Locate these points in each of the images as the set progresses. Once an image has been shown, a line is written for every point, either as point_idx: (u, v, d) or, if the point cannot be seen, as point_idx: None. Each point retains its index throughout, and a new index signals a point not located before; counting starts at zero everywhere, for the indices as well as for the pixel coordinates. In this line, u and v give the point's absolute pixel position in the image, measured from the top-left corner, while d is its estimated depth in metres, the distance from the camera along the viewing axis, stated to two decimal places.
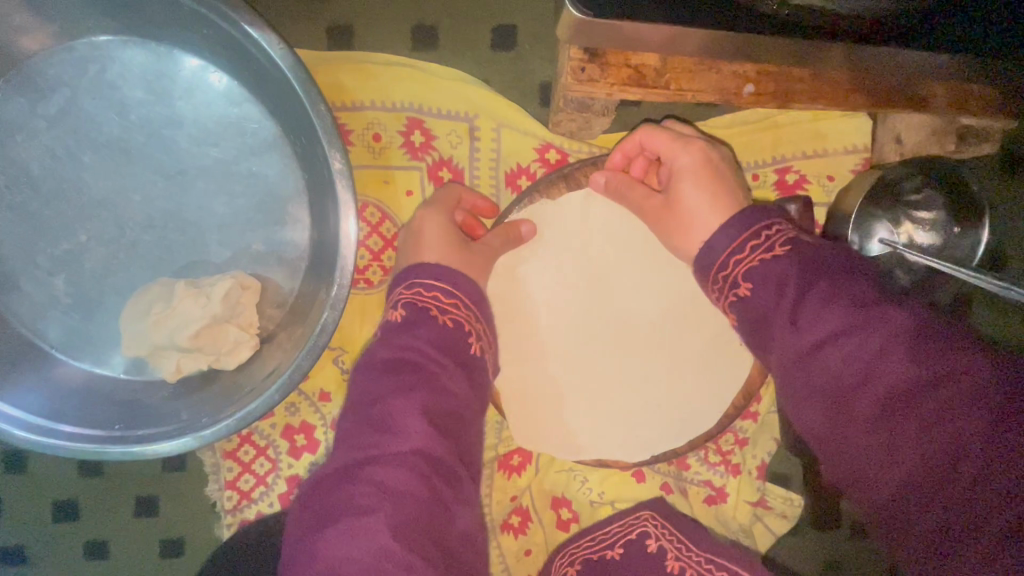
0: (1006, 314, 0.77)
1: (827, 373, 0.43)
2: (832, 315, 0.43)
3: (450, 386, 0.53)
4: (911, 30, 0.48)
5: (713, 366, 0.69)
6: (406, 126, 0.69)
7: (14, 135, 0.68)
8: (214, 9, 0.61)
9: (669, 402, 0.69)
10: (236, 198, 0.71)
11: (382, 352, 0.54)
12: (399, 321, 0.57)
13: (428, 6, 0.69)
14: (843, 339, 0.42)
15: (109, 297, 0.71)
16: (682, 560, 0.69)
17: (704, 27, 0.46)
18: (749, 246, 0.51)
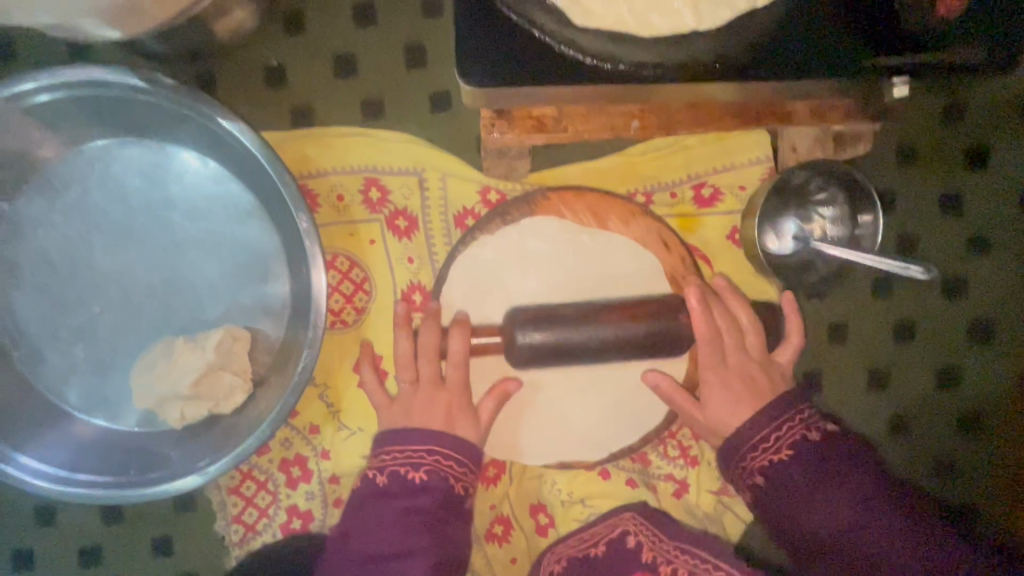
0: (927, 290, 0.85)
1: (824, 475, 0.63)
2: (860, 476, 0.63)
3: (456, 539, 0.67)
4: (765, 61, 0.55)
5: (653, 363, 0.77)
6: (364, 185, 0.81)
7: (35, 229, 0.80)
8: (195, 109, 0.73)
9: (617, 399, 0.77)
10: (224, 262, 0.82)
11: (391, 512, 0.65)
12: (416, 481, 0.67)
13: (373, 83, 0.82)
14: (847, 473, 0.63)
15: (120, 359, 0.81)
16: (656, 551, 0.72)
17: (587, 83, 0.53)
18: (761, 443, 0.66)
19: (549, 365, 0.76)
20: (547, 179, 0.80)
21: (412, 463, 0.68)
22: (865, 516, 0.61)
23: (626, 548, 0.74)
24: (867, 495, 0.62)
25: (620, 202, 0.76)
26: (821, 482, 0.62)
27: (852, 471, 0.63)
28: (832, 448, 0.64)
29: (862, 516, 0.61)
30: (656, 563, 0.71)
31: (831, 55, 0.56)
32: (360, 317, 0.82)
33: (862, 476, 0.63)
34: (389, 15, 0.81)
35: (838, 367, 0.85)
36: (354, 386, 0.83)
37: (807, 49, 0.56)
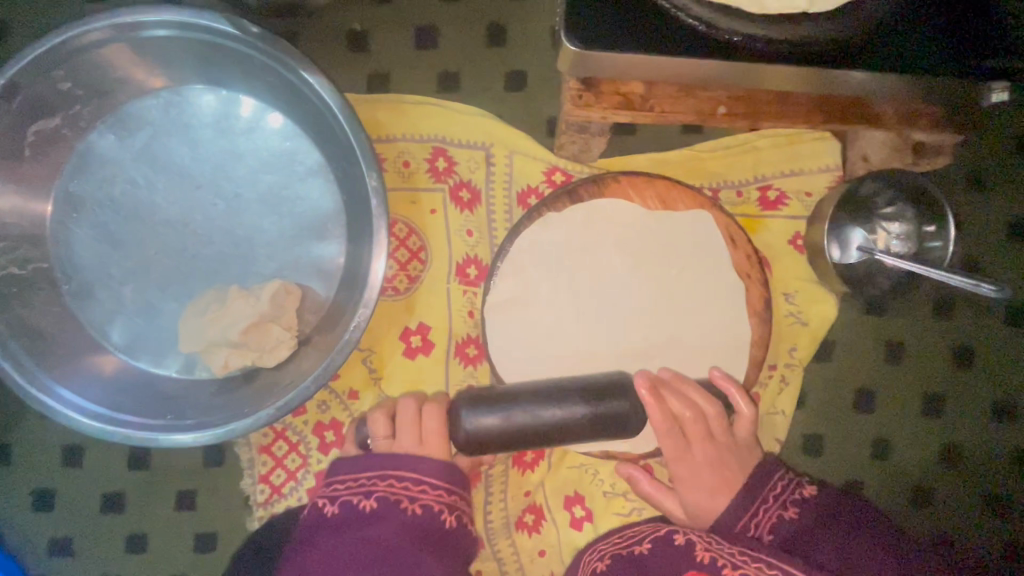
0: (991, 319, 0.83)
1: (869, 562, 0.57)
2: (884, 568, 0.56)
3: (426, 512, 0.63)
4: (862, 53, 0.55)
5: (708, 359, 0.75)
6: (431, 154, 0.81)
7: (104, 165, 0.81)
8: (279, 59, 0.74)
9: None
10: (284, 217, 0.82)
11: (368, 476, 0.64)
12: (366, 509, 0.62)
13: (452, 55, 0.82)
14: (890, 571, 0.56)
15: (169, 303, 0.81)
16: (712, 551, 0.59)
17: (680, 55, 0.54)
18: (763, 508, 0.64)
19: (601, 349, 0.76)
20: (616, 165, 0.80)
21: (368, 492, 0.63)
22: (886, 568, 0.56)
23: (673, 547, 0.62)
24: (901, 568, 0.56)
25: (691, 194, 0.75)
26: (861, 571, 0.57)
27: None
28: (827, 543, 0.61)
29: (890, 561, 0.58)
30: (713, 566, 0.58)
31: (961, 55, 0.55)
32: (413, 286, 0.82)
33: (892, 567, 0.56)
34: None
35: (892, 386, 0.84)
36: (398, 355, 0.81)
37: (910, 45, 0.55)
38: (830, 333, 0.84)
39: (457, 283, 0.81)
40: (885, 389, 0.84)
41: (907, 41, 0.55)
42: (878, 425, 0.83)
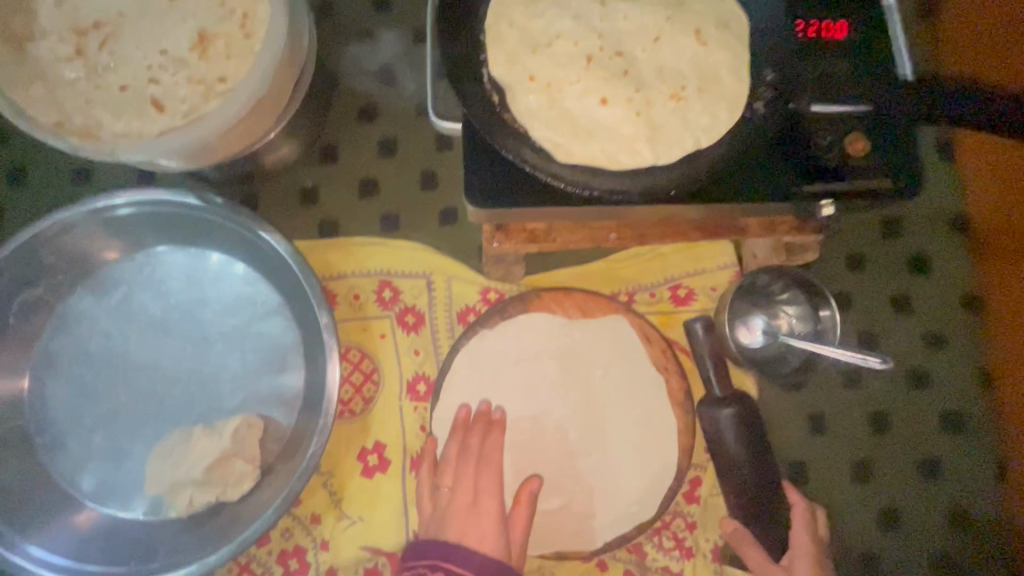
0: (897, 384, 0.91)
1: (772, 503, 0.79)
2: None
3: None
4: (708, 190, 0.67)
5: (643, 452, 0.82)
6: (378, 286, 0.91)
7: (81, 323, 0.89)
8: (239, 222, 0.86)
9: (612, 488, 0.81)
10: (247, 354, 0.90)
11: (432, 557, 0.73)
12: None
13: (391, 200, 0.95)
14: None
15: (137, 447, 0.86)
16: None
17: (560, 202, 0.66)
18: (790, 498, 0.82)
19: (545, 452, 0.82)
20: (541, 281, 0.91)
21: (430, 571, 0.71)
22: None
23: None
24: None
25: (606, 302, 0.86)
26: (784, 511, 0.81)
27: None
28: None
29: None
30: None
31: (777, 182, 0.69)
32: (368, 407, 0.88)
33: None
34: (409, 146, 0.96)
35: (823, 458, 0.89)
36: (357, 475, 0.86)
37: (746, 180, 0.68)
38: (756, 412, 0.91)
39: (408, 400, 0.88)
40: (818, 462, 0.89)
41: (742, 178, 0.68)
42: (816, 497, 0.88)
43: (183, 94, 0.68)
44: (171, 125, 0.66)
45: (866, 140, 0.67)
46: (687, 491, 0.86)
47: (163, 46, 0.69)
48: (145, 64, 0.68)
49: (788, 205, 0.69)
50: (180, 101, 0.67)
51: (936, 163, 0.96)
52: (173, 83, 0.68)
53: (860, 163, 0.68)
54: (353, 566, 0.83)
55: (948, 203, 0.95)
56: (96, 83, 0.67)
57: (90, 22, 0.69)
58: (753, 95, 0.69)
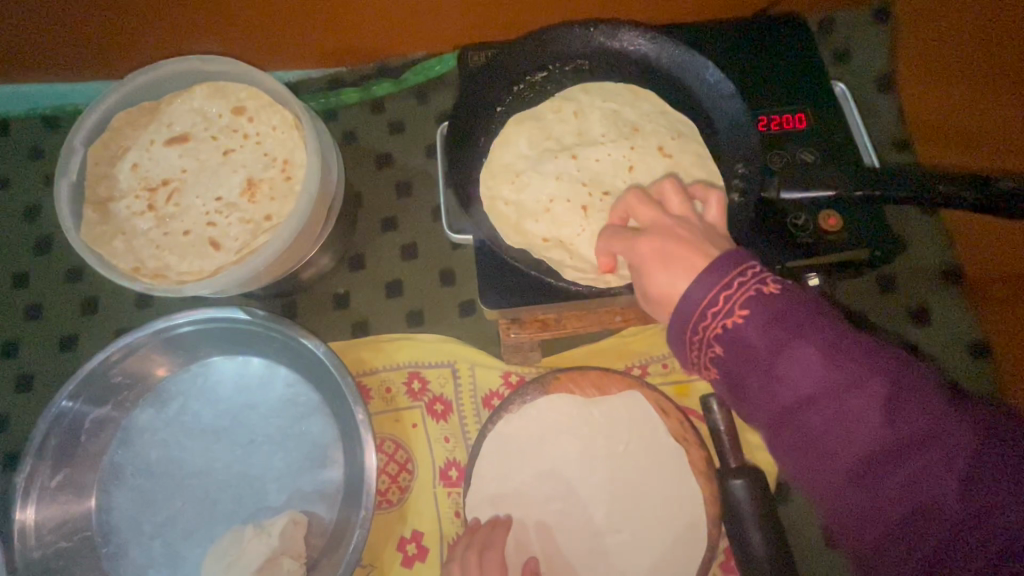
0: None
1: (899, 470, 0.46)
2: (829, 422, 0.48)
3: None
4: None
5: (671, 523, 0.84)
6: (408, 378, 0.99)
7: (142, 434, 0.98)
8: (282, 330, 0.96)
9: (646, 563, 0.83)
10: (290, 451, 0.97)
11: None
12: None
13: (415, 297, 1.05)
14: (853, 439, 0.47)
15: (192, 551, 0.91)
16: None
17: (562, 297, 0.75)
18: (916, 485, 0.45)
19: (577, 530, 0.86)
20: (557, 362, 0.98)
21: None
22: (813, 445, 0.49)
23: None
24: (819, 384, 0.48)
25: (620, 378, 0.91)
26: (906, 466, 0.45)
27: (805, 429, 0.49)
28: (901, 509, 0.45)
29: (882, 458, 0.46)
30: None
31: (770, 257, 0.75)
32: (404, 495, 0.93)
33: (819, 416, 0.48)
34: (428, 248, 1.07)
35: None
36: (396, 565, 0.89)
37: None
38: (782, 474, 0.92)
39: (442, 486, 0.93)
40: None
41: None
42: None
43: (236, 234, 0.80)
44: (227, 261, 0.78)
45: (837, 214, 0.76)
46: (723, 562, 0.87)
47: (219, 195, 0.82)
48: (204, 211, 0.81)
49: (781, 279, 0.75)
50: (233, 239, 0.79)
51: (917, 217, 1.02)
52: (227, 225, 0.80)
53: (838, 236, 0.76)
54: None
55: (938, 254, 1.00)
56: (164, 231, 0.80)
57: (159, 180, 0.83)
58: (728, 187, 0.78)
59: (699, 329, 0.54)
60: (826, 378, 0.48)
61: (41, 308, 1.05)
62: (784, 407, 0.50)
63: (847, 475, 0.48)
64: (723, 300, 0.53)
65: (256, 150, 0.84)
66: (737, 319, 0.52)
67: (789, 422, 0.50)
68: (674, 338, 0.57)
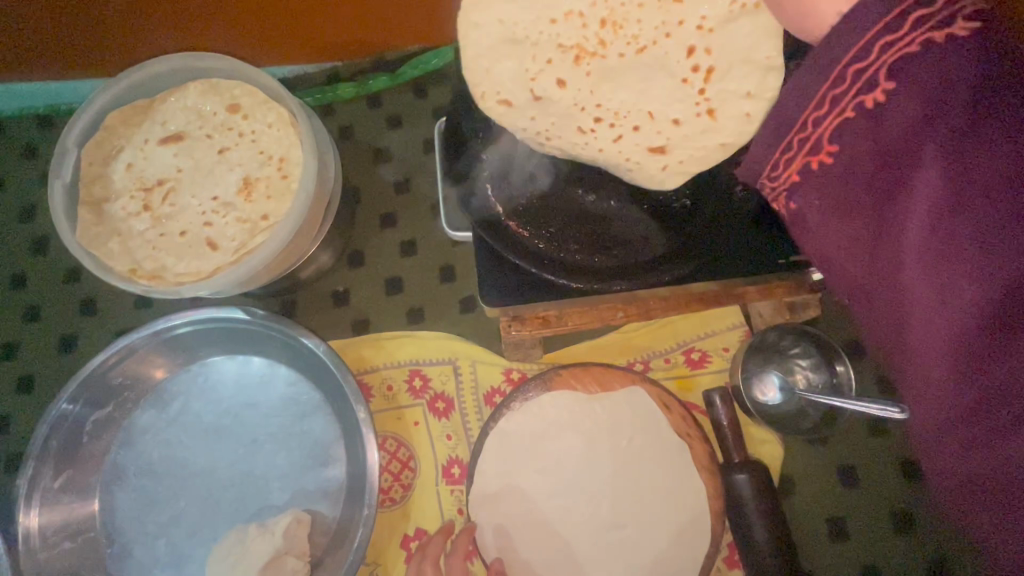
0: None
1: (993, 307, 0.38)
2: (966, 226, 0.38)
3: None
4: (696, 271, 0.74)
5: (675, 519, 0.84)
6: (409, 375, 0.98)
7: (144, 435, 0.98)
8: (282, 330, 0.95)
9: (649, 558, 0.83)
10: (292, 450, 0.97)
11: None
12: None
13: (415, 295, 1.04)
14: (923, 281, 0.41)
15: (197, 550, 0.92)
16: None
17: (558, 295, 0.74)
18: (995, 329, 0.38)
19: (581, 526, 0.86)
20: (560, 357, 0.97)
21: None
22: (937, 251, 0.40)
23: None
24: (959, 176, 0.39)
25: (622, 373, 0.90)
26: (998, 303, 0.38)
27: (915, 237, 0.41)
28: (1020, 361, 0.37)
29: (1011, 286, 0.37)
30: None
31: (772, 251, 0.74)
32: (407, 493, 0.93)
33: (961, 212, 0.39)
34: (427, 244, 1.07)
35: (863, 516, 0.89)
36: (400, 562, 0.89)
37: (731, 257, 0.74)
38: (785, 468, 0.92)
39: (444, 483, 0.93)
40: (859, 519, 0.88)
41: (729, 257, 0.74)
42: (858, 553, 0.87)
43: (233, 234, 0.79)
44: (225, 261, 0.77)
45: None
46: (726, 556, 0.87)
47: (215, 194, 0.81)
48: (200, 210, 0.80)
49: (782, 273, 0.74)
50: (230, 239, 0.79)
51: None
52: (224, 225, 0.79)
53: None
54: None
55: None
56: (160, 231, 0.79)
57: (155, 179, 0.82)
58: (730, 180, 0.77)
59: (819, 107, 0.45)
60: (973, 175, 0.38)
61: (39, 309, 1.04)
62: (909, 207, 0.41)
63: (944, 346, 0.40)
64: (847, 99, 0.44)
65: (251, 148, 0.83)
66: (832, 146, 0.45)
67: (878, 286, 0.44)
68: (772, 137, 0.51)
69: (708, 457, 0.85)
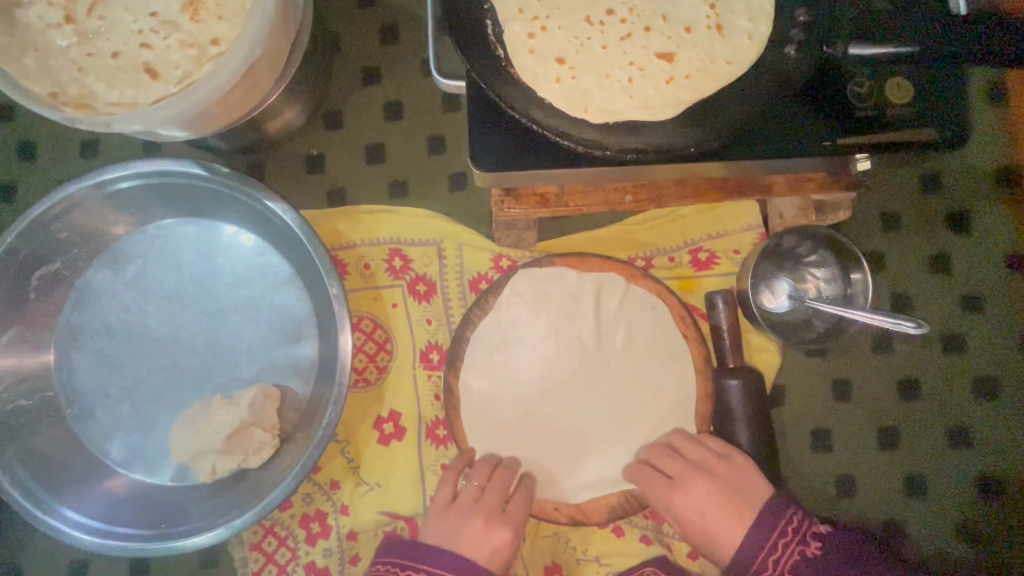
0: (947, 355, 0.86)
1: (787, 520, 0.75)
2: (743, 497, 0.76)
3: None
4: (728, 150, 0.62)
5: (645, 383, 0.81)
6: (388, 255, 0.90)
7: (99, 297, 0.90)
8: (246, 193, 0.84)
9: (630, 428, 0.81)
10: (261, 324, 0.90)
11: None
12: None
13: (399, 167, 0.93)
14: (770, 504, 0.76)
15: (162, 416, 0.88)
16: None
17: (560, 162, 0.62)
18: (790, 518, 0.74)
19: (562, 401, 0.81)
20: (555, 246, 0.89)
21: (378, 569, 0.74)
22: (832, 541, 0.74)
23: None
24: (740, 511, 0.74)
25: (621, 267, 0.82)
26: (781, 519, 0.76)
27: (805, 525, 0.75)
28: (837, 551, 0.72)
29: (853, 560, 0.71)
30: None
31: (806, 134, 0.62)
32: (382, 376, 0.88)
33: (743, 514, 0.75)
34: (415, 110, 0.93)
35: (848, 426, 0.86)
36: (373, 443, 0.87)
37: (770, 139, 0.63)
38: (779, 379, 0.87)
39: (422, 368, 0.88)
40: (844, 430, 0.86)
41: (772, 140, 0.63)
42: (840, 464, 0.85)
43: (177, 60, 0.65)
44: (165, 92, 0.64)
45: (906, 83, 0.61)
46: None
47: (154, 10, 0.66)
48: (135, 28, 0.66)
49: (815, 160, 0.63)
50: (174, 67, 0.65)
51: (981, 111, 0.90)
52: (166, 48, 0.65)
53: (904, 108, 0.61)
54: (373, 530, 0.85)
55: (988, 157, 0.89)
56: (89, 51, 0.65)
57: None
58: (783, 39, 0.63)
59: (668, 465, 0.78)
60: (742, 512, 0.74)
61: None
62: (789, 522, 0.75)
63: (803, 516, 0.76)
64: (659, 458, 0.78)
65: None
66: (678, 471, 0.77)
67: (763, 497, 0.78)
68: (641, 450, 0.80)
69: (703, 359, 0.80)
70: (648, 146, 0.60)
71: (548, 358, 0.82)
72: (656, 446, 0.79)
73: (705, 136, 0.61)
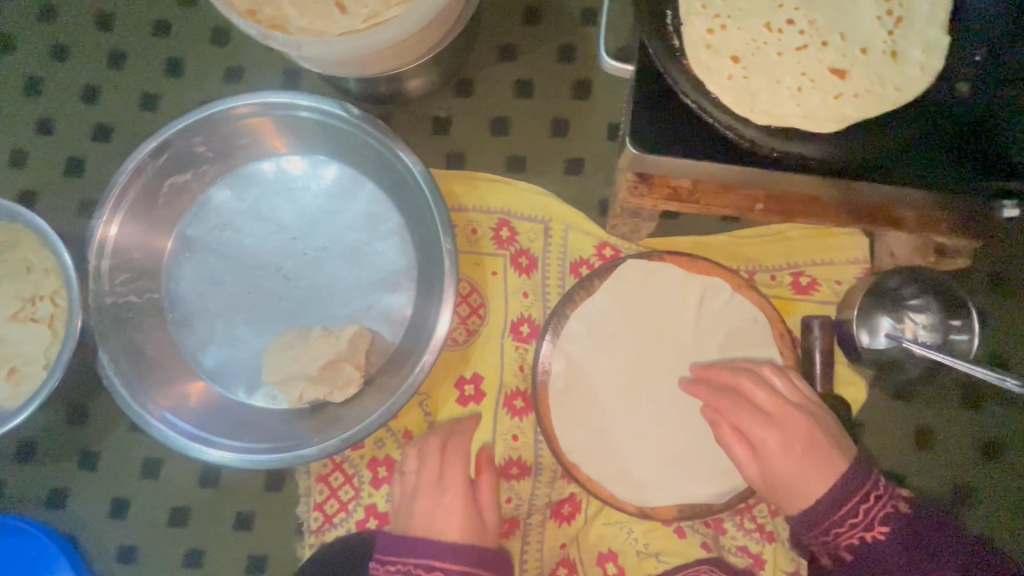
0: None
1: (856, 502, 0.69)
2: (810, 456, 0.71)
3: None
4: (880, 171, 0.62)
5: None
6: (496, 224, 0.92)
7: (218, 214, 0.94)
8: (380, 140, 0.87)
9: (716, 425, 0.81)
10: (363, 268, 0.93)
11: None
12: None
13: (520, 143, 0.95)
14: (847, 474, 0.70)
15: (256, 337, 0.91)
16: None
17: (718, 153, 0.64)
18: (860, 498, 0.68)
19: (649, 390, 0.82)
20: (660, 245, 0.90)
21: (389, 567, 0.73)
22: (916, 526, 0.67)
23: None
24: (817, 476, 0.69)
25: (728, 274, 0.83)
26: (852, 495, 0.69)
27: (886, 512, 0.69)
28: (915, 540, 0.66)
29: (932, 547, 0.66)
30: None
31: (956, 171, 0.62)
32: (471, 339, 0.90)
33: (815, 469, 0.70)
34: (545, 91, 0.96)
35: (924, 475, 0.86)
36: (452, 401, 0.88)
37: (927, 169, 0.62)
38: (860, 415, 0.87)
39: (511, 338, 0.89)
40: (919, 478, 0.85)
41: (929, 171, 0.62)
42: None
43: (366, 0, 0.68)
44: (352, 27, 0.68)
45: None
46: None
47: None
48: None
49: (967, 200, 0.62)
50: (361, 6, 0.68)
51: None
52: None
53: None
54: None
55: None
56: None
57: None
58: (954, 76, 0.64)
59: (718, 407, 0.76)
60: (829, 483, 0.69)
61: (124, 57, 0.97)
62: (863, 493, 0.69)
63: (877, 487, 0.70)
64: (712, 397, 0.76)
65: None
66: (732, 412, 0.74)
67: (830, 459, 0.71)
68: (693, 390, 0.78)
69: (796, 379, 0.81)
70: (808, 158, 0.62)
71: (641, 349, 0.83)
72: (713, 382, 0.77)
73: (859, 157, 0.62)
